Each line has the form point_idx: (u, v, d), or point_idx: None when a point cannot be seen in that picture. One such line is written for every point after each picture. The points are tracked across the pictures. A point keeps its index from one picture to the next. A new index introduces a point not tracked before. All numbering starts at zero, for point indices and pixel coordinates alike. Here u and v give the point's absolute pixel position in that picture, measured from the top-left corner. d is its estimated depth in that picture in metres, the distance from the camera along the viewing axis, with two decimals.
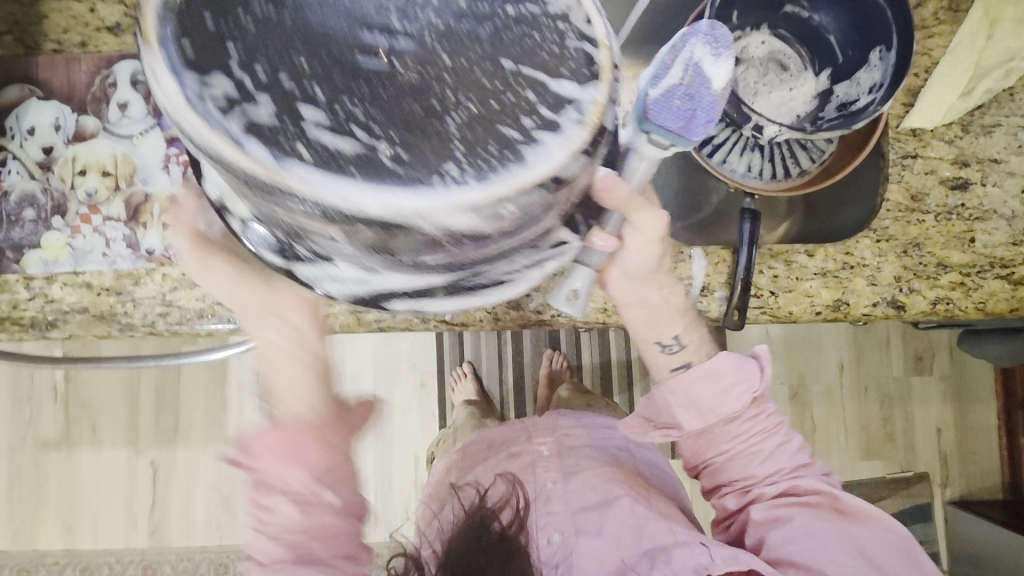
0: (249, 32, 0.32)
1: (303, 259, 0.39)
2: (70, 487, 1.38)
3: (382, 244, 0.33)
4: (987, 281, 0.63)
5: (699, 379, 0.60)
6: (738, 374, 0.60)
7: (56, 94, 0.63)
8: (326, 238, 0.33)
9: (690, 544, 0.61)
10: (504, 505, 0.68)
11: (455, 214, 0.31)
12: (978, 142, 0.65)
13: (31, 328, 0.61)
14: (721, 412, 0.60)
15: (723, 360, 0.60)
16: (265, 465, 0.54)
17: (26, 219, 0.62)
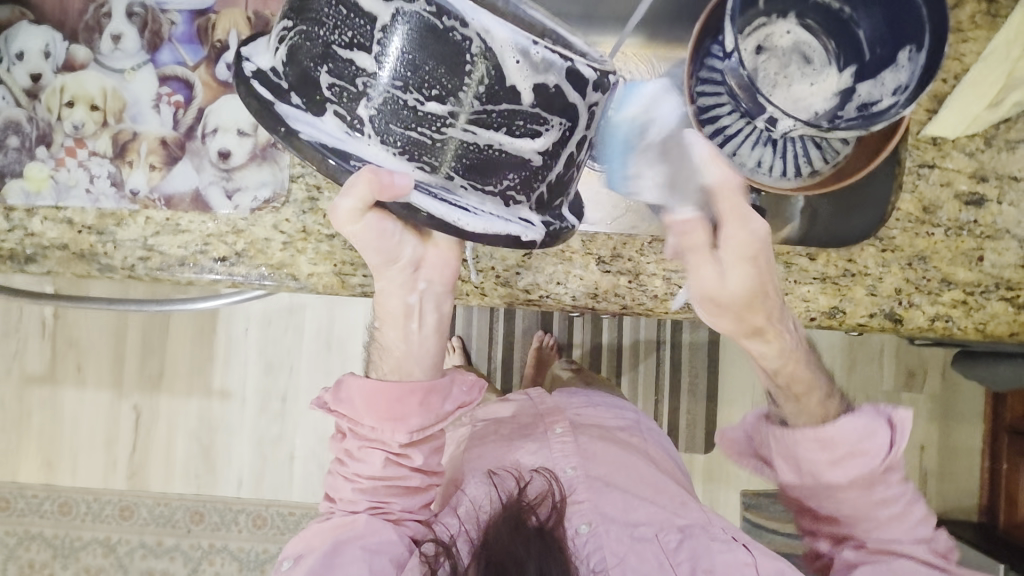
0: None
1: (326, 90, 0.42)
2: (53, 423, 1.38)
3: (425, 42, 0.39)
4: (990, 302, 0.62)
5: (790, 440, 0.58)
6: (865, 440, 0.57)
7: (47, 19, 0.60)
8: (378, 30, 0.39)
9: (732, 546, 0.60)
10: (543, 499, 0.60)
11: (498, 30, 0.39)
12: (999, 157, 0.62)
13: (9, 259, 0.60)
14: (822, 479, 0.58)
15: (833, 431, 0.56)
16: (362, 417, 0.57)
17: (9, 147, 0.60)
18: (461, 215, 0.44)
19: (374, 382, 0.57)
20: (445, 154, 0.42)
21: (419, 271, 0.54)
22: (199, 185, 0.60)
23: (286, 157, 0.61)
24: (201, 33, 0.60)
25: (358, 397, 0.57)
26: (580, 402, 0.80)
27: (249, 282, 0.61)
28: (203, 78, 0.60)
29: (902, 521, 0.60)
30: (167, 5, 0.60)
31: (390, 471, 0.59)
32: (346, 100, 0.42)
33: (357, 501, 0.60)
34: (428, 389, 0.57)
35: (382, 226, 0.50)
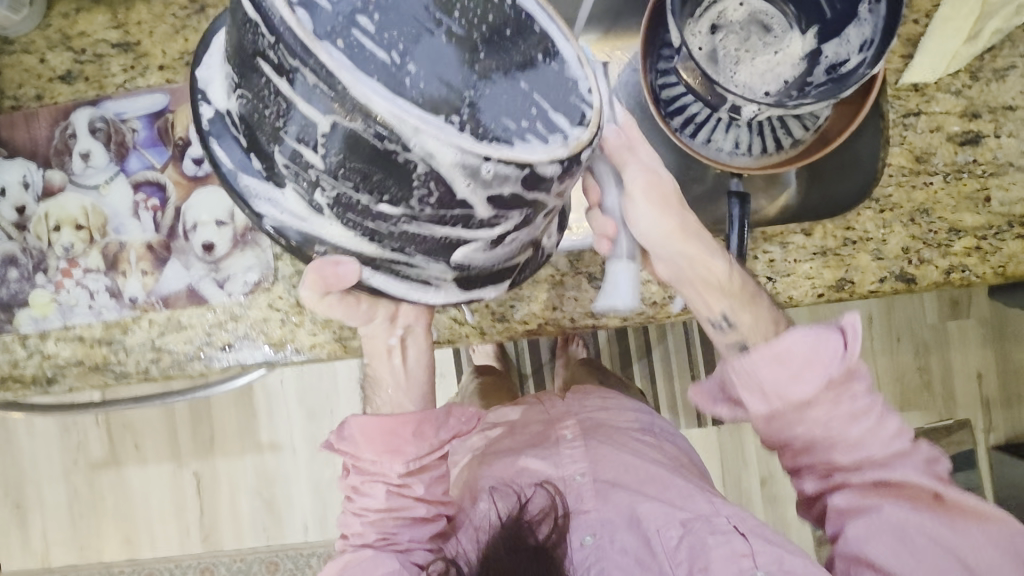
0: None
1: (280, 168, 0.40)
2: (124, 503, 1.45)
3: (367, 155, 0.37)
4: (1005, 242, 0.58)
5: (759, 396, 0.50)
6: (813, 354, 0.49)
7: (20, 152, 0.62)
8: (317, 132, 0.37)
9: (729, 536, 0.58)
10: (545, 516, 0.61)
11: (440, 147, 0.36)
12: (989, 89, 0.59)
13: (33, 385, 0.63)
14: (792, 400, 0.49)
15: (790, 344, 0.49)
16: (362, 451, 0.59)
17: (11, 279, 0.62)
18: (423, 287, 0.45)
19: (369, 421, 0.59)
20: (404, 240, 0.42)
21: (397, 321, 0.58)
22: (191, 281, 0.62)
23: (266, 237, 0.62)
24: (162, 134, 0.62)
25: (358, 436, 0.59)
26: (594, 403, 0.80)
27: (256, 364, 0.62)
28: (173, 177, 0.62)
29: (875, 439, 0.50)
30: (125, 115, 0.62)
31: (394, 502, 0.60)
32: (297, 181, 0.40)
33: (365, 535, 0.61)
34: (423, 418, 0.60)
35: (346, 299, 0.53)
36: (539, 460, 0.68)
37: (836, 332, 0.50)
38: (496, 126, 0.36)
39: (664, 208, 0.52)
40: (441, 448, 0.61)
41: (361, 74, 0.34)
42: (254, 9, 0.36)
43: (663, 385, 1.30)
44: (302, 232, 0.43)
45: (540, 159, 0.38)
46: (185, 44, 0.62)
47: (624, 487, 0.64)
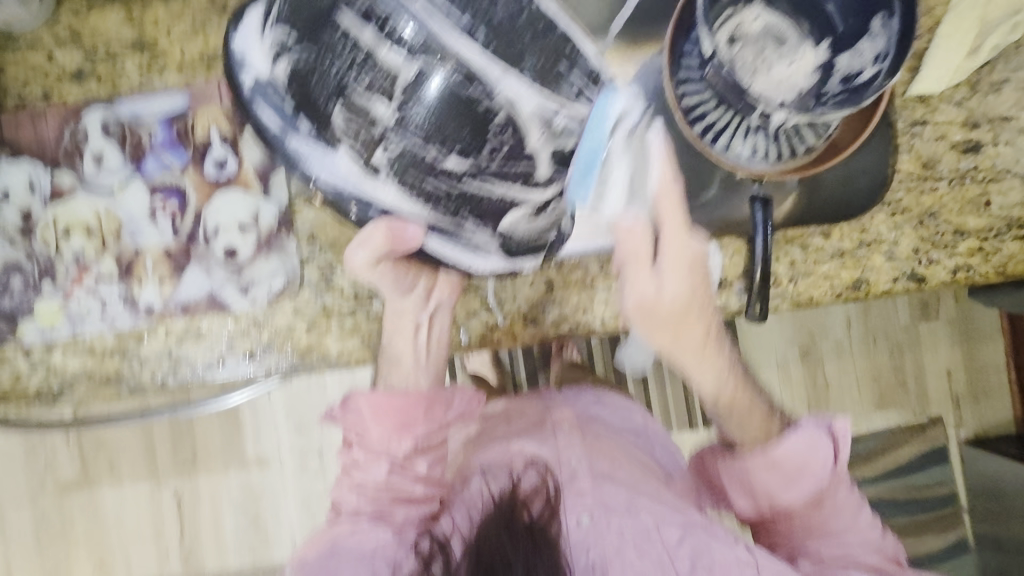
0: None
1: (340, 130, 0.41)
2: (97, 526, 1.37)
3: (450, 103, 0.40)
4: (1005, 243, 0.63)
5: (767, 456, 0.57)
6: (805, 460, 0.56)
7: (26, 153, 0.59)
8: (399, 83, 0.40)
9: (732, 545, 0.56)
10: (535, 494, 0.55)
11: (523, 97, 0.41)
12: (987, 100, 0.63)
13: (37, 400, 0.60)
14: (778, 501, 0.58)
15: (786, 449, 0.56)
16: (370, 428, 0.58)
17: (15, 288, 0.59)
18: (472, 256, 0.49)
19: (378, 395, 0.58)
20: (461, 200, 0.44)
21: (432, 295, 0.58)
22: (212, 287, 0.60)
23: (292, 242, 0.60)
24: (182, 137, 0.60)
25: (367, 411, 0.58)
26: (591, 405, 0.77)
27: (280, 372, 0.61)
28: (193, 180, 0.60)
29: (850, 524, 0.59)
30: (142, 116, 0.60)
31: (394, 479, 0.57)
32: (364, 141, 0.41)
33: (360, 513, 0.57)
34: (433, 398, 0.59)
35: (393, 271, 0.55)
36: (532, 443, 0.62)
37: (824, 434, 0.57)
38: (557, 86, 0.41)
39: (693, 283, 0.56)
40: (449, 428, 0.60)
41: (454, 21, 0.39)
42: None
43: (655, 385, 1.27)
44: (359, 196, 0.44)
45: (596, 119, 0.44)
46: (205, 43, 0.60)
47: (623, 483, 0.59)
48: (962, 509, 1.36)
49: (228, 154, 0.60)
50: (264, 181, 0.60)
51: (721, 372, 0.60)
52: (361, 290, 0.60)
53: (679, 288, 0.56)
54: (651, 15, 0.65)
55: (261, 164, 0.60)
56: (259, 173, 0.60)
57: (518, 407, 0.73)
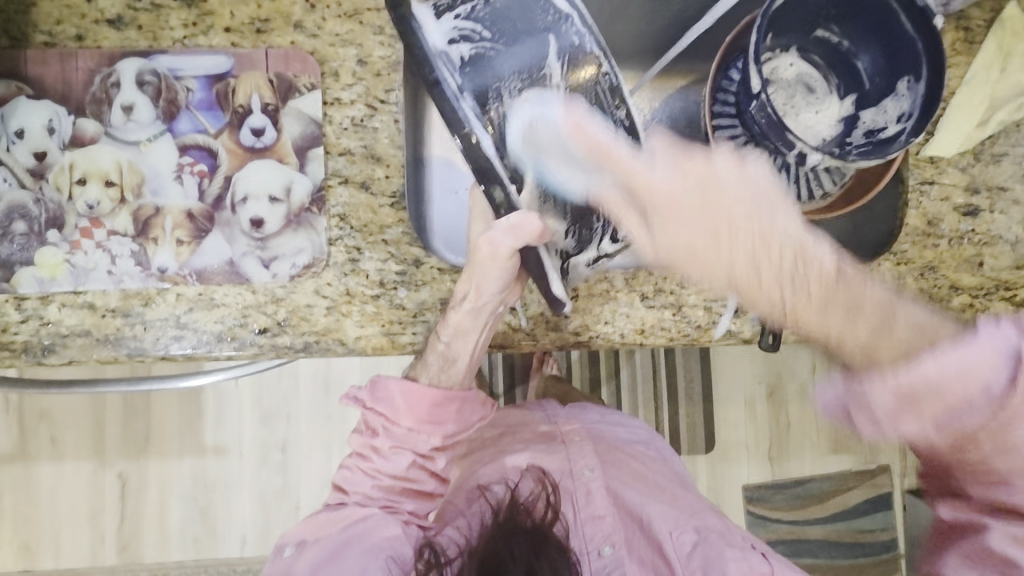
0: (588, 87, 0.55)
1: (499, 116, 0.53)
2: (26, 505, 1.26)
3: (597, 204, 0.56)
4: (993, 303, 0.68)
5: (892, 384, 0.35)
6: (960, 376, 0.33)
7: (49, 93, 0.56)
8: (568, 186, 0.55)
9: (746, 553, 0.56)
10: (535, 498, 0.53)
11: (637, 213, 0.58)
12: (988, 170, 0.68)
13: (23, 353, 0.56)
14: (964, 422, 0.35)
15: (917, 380, 0.34)
16: (400, 418, 0.54)
17: (16, 233, 0.55)
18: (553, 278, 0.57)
19: (415, 388, 0.54)
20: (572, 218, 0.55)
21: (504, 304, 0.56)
22: (232, 256, 0.58)
23: (323, 221, 0.59)
24: (221, 99, 0.58)
25: (399, 398, 0.54)
26: (597, 418, 0.72)
27: (293, 352, 0.59)
28: (227, 144, 0.58)
29: None
30: (180, 72, 0.58)
31: (412, 473, 0.55)
32: (512, 128, 0.53)
33: (372, 498, 0.55)
34: (465, 399, 0.56)
35: (505, 266, 0.54)
36: (543, 454, 0.61)
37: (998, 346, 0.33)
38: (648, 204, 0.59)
39: (699, 222, 0.42)
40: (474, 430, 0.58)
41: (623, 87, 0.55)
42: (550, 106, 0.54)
43: (630, 409, 1.29)
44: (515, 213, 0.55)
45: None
46: (258, 10, 0.59)
47: (638, 489, 0.60)
48: (901, 556, 1.41)
49: (267, 123, 0.59)
50: (301, 157, 0.59)
51: (775, 299, 0.40)
52: (387, 277, 0.60)
53: (684, 238, 0.42)
54: (694, 50, 0.68)
55: (300, 139, 0.59)
56: (296, 147, 0.59)
57: (520, 412, 0.71)
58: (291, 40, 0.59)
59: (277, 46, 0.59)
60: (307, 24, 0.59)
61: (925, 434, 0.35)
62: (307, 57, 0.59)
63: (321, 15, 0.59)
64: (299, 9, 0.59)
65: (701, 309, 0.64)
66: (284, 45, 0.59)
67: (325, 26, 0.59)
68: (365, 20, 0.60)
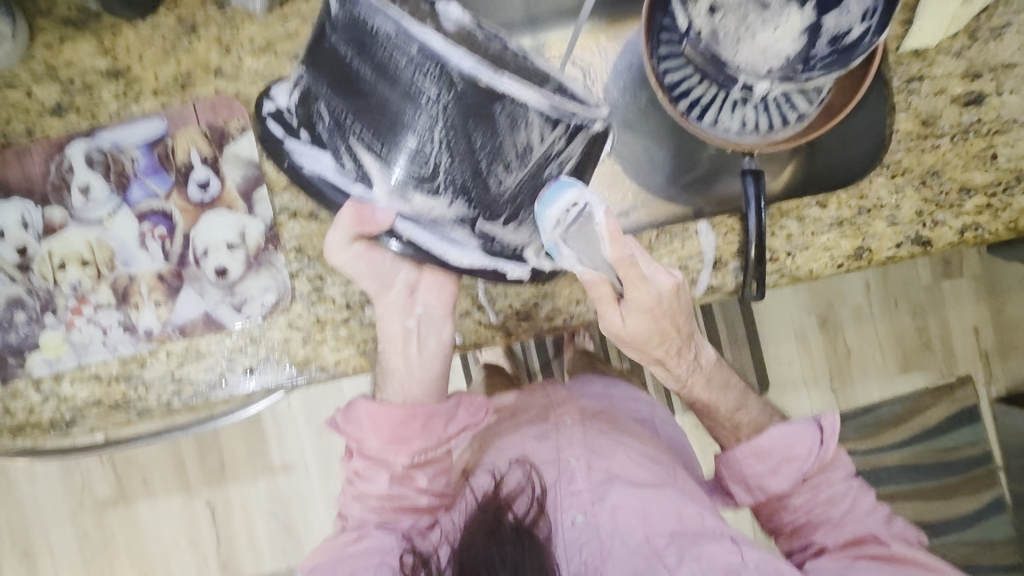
0: (362, 54, 0.44)
1: (333, 131, 0.48)
2: (137, 539, 1.38)
3: (455, 162, 0.45)
4: (1014, 197, 0.60)
5: (749, 445, 0.62)
6: (793, 444, 0.61)
7: (16, 191, 0.60)
8: (404, 171, 0.46)
9: (721, 540, 0.52)
10: (520, 492, 0.54)
11: (508, 149, 0.45)
12: (988, 48, 0.60)
13: (52, 429, 0.61)
14: (769, 489, 0.61)
15: (769, 437, 0.61)
16: (368, 437, 0.58)
17: (19, 323, 0.61)
18: (451, 247, 0.51)
19: (376, 405, 0.58)
20: (450, 190, 0.46)
21: (416, 292, 0.57)
22: (207, 307, 0.61)
23: (280, 257, 0.61)
24: (163, 161, 0.60)
25: (365, 419, 0.58)
26: (597, 392, 0.71)
27: (281, 386, 0.61)
28: (179, 204, 0.61)
29: (854, 517, 0.60)
30: (123, 144, 0.60)
31: (394, 490, 0.58)
32: (356, 141, 0.47)
33: (366, 522, 0.58)
34: (432, 412, 0.58)
35: (372, 255, 0.54)
36: (533, 439, 0.60)
37: (814, 428, 0.62)
38: (516, 130, 0.44)
39: (652, 327, 0.56)
40: (451, 442, 0.60)
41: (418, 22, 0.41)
42: (353, 104, 0.46)
43: None
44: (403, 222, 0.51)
45: (538, 101, 0.43)
46: (178, 65, 0.60)
47: (625, 481, 0.55)
48: (997, 468, 1.29)
49: (210, 175, 0.61)
50: (248, 200, 0.60)
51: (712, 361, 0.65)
52: (353, 299, 0.61)
53: (641, 327, 0.56)
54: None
55: (243, 183, 0.60)
56: (241, 191, 0.60)
57: (522, 400, 0.70)
58: (214, 87, 0.60)
59: (203, 97, 0.60)
60: (226, 67, 0.60)
61: (786, 486, 0.61)
62: (233, 100, 0.60)
63: (238, 55, 0.60)
64: (215, 56, 0.59)
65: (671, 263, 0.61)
66: (209, 94, 0.60)
67: (243, 65, 0.60)
68: (280, 50, 0.60)
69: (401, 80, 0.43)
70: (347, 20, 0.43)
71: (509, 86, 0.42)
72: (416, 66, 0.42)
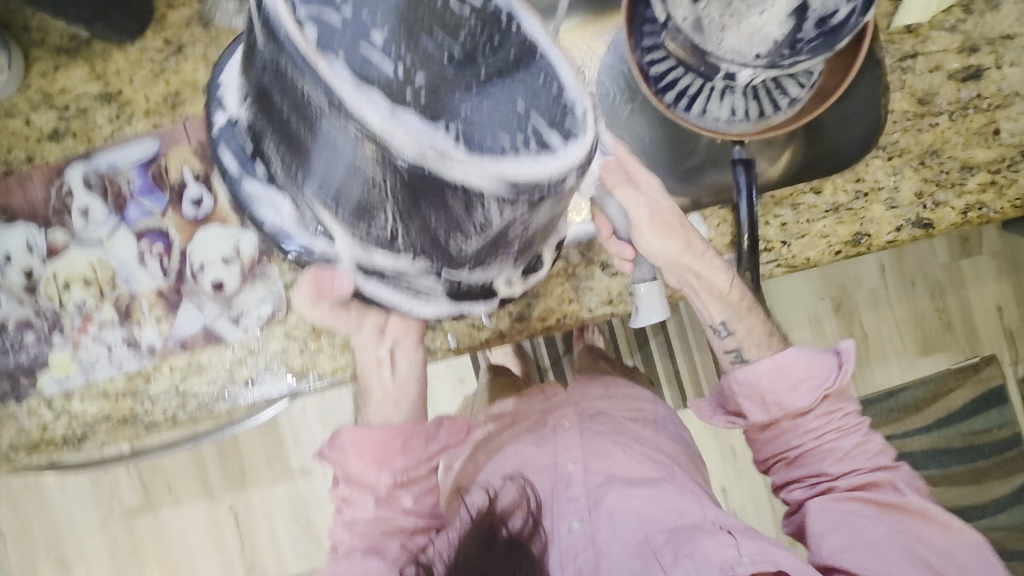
0: (292, 109, 0.35)
1: (281, 176, 0.41)
2: (165, 547, 1.41)
3: (409, 233, 0.39)
4: (1020, 173, 0.58)
5: (767, 363, 0.57)
6: (810, 373, 0.57)
7: (20, 217, 0.62)
8: (354, 236, 0.40)
9: (715, 531, 0.50)
10: (515, 507, 0.56)
11: (466, 223, 0.37)
12: (984, 20, 0.58)
13: (65, 445, 0.63)
14: (789, 407, 0.57)
15: (786, 356, 0.57)
16: (352, 462, 0.58)
17: (29, 344, 0.62)
18: (412, 297, 0.45)
19: (356, 435, 0.58)
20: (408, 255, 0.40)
21: (386, 333, 0.56)
22: (206, 321, 0.62)
23: (274, 269, 0.61)
24: (157, 180, 0.62)
25: (349, 446, 0.58)
26: (598, 392, 0.70)
27: (280, 396, 0.62)
28: (174, 222, 0.62)
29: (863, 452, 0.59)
30: (118, 165, 0.62)
31: (383, 512, 0.59)
32: (309, 203, 0.40)
33: (363, 539, 0.59)
34: (412, 431, 0.59)
35: (337, 308, 0.53)
36: (530, 447, 0.62)
37: (831, 356, 0.58)
38: (472, 205, 0.36)
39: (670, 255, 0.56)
40: (434, 459, 0.61)
41: (362, 89, 0.32)
42: (291, 159, 0.38)
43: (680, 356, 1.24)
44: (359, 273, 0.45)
45: (494, 183, 0.34)
46: (167, 86, 0.61)
47: (621, 481, 0.56)
48: None
49: (203, 191, 0.62)
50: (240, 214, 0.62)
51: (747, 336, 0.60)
52: None
53: (662, 244, 0.55)
54: None
55: None
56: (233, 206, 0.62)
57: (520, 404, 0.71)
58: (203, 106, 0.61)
59: (192, 115, 0.61)
60: None
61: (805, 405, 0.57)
62: None
63: None
64: (202, 75, 0.61)
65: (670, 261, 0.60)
66: (198, 112, 0.61)
67: None
68: None
69: (334, 146, 0.35)
70: (274, 64, 0.35)
71: (462, 164, 0.33)
72: (347, 134, 0.34)
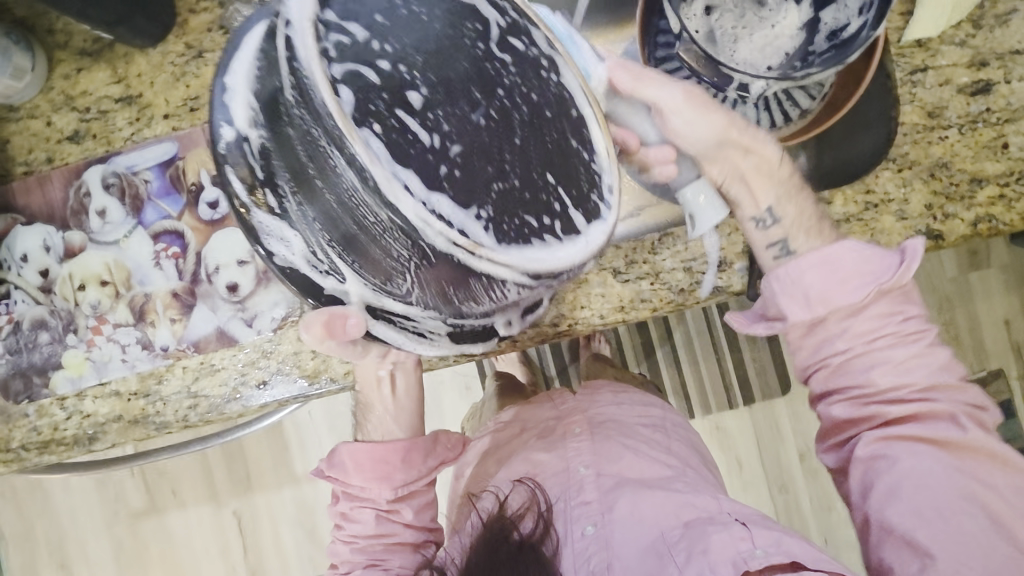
0: (319, 176, 0.33)
1: (273, 215, 0.37)
2: (168, 551, 1.41)
3: (421, 300, 0.38)
4: None
5: (806, 261, 0.49)
6: (867, 263, 0.48)
7: (38, 217, 0.63)
8: (363, 293, 0.39)
9: (728, 524, 0.49)
10: (526, 510, 0.55)
11: (482, 298, 0.38)
12: (994, 36, 0.59)
13: (75, 445, 0.63)
14: (834, 301, 0.48)
15: (836, 250, 0.49)
16: (351, 478, 0.58)
17: (42, 343, 0.63)
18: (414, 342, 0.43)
19: (354, 452, 0.59)
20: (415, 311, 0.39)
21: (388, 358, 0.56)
22: (219, 323, 0.62)
23: None
24: (175, 182, 0.62)
25: (347, 463, 0.58)
26: (607, 399, 0.70)
27: (292, 399, 0.63)
28: (190, 223, 0.63)
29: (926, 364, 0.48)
30: (136, 167, 0.63)
31: (384, 528, 0.59)
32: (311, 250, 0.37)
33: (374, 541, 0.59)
34: (411, 445, 0.60)
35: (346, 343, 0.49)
36: (542, 455, 0.62)
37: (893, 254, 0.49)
38: (492, 283, 0.37)
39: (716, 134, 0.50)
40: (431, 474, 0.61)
41: (399, 170, 0.32)
42: (301, 214, 0.36)
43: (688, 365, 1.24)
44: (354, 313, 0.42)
45: (516, 275, 0.37)
46: (187, 89, 0.62)
47: (633, 485, 0.56)
48: None
49: (219, 194, 0.63)
50: None
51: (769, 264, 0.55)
52: None
53: (702, 130, 0.50)
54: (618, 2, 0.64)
55: None
56: None
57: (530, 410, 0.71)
58: None
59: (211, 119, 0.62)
60: None
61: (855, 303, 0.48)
62: None
63: None
64: None
65: (680, 271, 0.61)
66: None
67: None
68: None
69: (363, 216, 0.33)
70: (304, 122, 0.32)
71: (494, 254, 0.35)
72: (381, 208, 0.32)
